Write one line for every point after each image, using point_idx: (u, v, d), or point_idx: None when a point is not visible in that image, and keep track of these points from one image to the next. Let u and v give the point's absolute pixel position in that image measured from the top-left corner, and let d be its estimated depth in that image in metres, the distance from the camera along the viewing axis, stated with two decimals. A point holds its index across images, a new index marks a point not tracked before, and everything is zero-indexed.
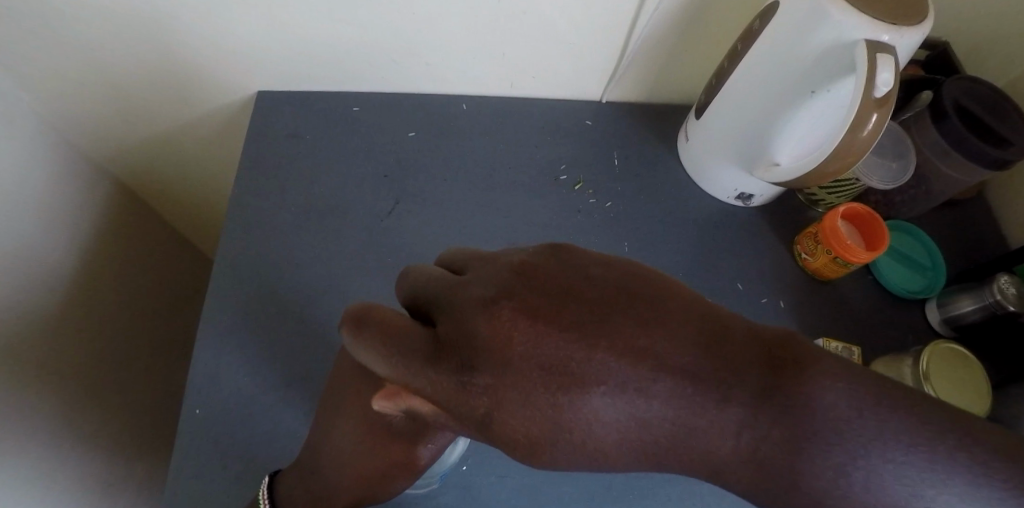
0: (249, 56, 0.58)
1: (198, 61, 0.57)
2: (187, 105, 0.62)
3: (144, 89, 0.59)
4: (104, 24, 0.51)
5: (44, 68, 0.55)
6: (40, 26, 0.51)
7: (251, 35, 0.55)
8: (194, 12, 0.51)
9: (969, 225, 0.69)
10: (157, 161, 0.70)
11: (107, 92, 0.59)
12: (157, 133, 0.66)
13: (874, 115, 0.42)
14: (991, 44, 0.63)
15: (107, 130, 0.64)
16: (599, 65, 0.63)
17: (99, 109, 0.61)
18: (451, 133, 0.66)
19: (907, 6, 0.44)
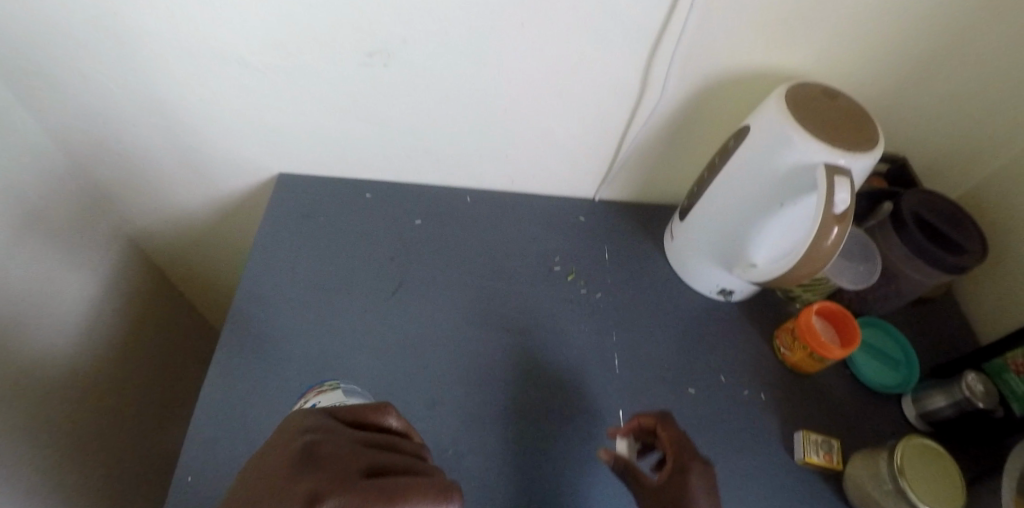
0: (276, 136, 0.66)
1: (230, 135, 0.65)
2: (220, 174, 0.71)
3: (181, 157, 0.68)
4: (153, 96, 0.60)
5: (91, 129, 0.64)
6: (98, 91, 0.59)
7: (285, 122, 0.64)
8: (234, 96, 0.60)
9: (940, 323, 0.73)
10: (181, 220, 0.78)
11: (144, 156, 0.68)
12: (186, 193, 0.74)
13: (836, 229, 0.46)
14: (945, 160, 0.71)
15: (137, 187, 0.72)
16: (593, 167, 0.70)
17: (128, 165, 0.69)
18: (454, 222, 0.71)
19: (860, 135, 0.50)
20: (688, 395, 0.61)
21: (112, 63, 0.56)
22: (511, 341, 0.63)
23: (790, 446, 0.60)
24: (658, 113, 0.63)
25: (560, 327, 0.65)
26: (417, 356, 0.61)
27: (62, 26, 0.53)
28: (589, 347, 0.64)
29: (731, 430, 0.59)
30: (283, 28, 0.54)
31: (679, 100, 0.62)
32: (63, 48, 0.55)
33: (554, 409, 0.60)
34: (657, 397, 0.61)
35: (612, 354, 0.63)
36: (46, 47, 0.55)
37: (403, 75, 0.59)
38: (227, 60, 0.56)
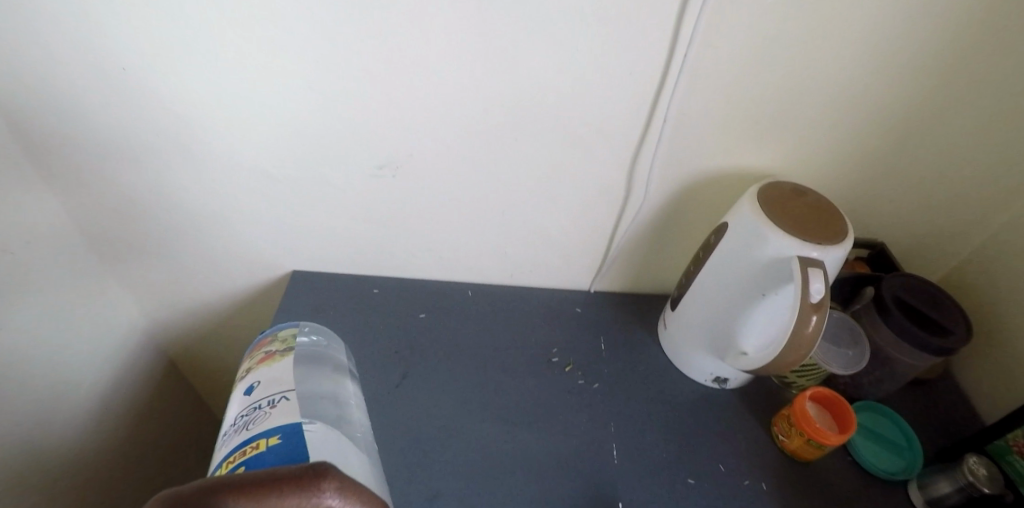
0: (289, 233, 0.71)
1: (244, 230, 0.70)
2: (235, 270, 0.76)
3: (198, 252, 0.73)
4: (185, 202, 0.67)
5: (116, 225, 0.69)
6: (126, 191, 0.65)
7: (299, 220, 0.70)
8: (251, 194, 0.66)
9: (940, 405, 0.73)
10: (195, 315, 0.83)
11: (163, 249, 0.73)
12: (202, 290, 0.79)
13: (814, 318, 0.49)
14: (920, 247, 0.75)
15: (159, 285, 0.77)
16: (586, 260, 0.75)
17: (153, 264, 0.74)
18: (455, 315, 0.75)
19: (830, 229, 0.54)
20: (689, 486, 0.61)
21: (152, 174, 0.64)
22: (511, 431, 0.64)
23: None
24: (645, 211, 0.69)
25: (560, 417, 0.66)
26: (418, 448, 0.62)
27: (113, 145, 0.61)
28: (589, 437, 0.64)
29: None
30: (298, 138, 0.61)
31: (663, 200, 0.68)
32: (111, 163, 0.63)
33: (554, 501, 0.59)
34: (658, 488, 0.61)
35: (611, 445, 0.64)
36: (97, 162, 0.62)
37: (409, 183, 0.66)
38: (254, 172, 0.64)
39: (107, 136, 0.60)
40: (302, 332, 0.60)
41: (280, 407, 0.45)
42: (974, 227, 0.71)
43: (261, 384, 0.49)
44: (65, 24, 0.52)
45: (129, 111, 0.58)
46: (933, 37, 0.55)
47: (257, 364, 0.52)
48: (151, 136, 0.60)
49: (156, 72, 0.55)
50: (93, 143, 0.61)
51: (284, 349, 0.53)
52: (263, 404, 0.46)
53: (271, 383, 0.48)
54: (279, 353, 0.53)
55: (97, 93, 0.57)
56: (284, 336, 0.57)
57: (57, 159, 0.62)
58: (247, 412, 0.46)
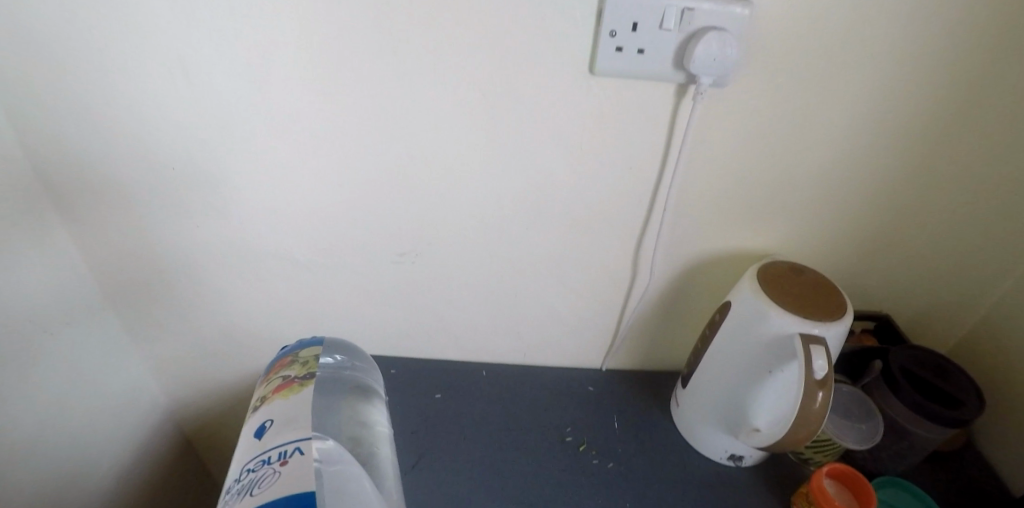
0: (311, 315, 0.75)
1: (269, 310, 0.75)
2: (257, 349, 0.79)
3: (223, 332, 0.77)
4: (217, 288, 0.72)
5: (147, 307, 0.74)
6: (161, 273, 0.70)
7: (321, 302, 0.74)
8: (277, 276, 0.71)
9: (965, 481, 0.72)
10: (216, 397, 0.86)
11: (190, 329, 0.77)
12: (225, 372, 0.82)
13: (820, 394, 0.51)
14: (925, 318, 0.77)
15: (185, 368, 0.81)
16: (597, 338, 0.77)
17: (182, 347, 0.78)
18: (470, 394, 0.77)
19: (830, 306, 0.57)
20: None
21: (189, 262, 0.70)
22: None
23: None
24: (652, 290, 0.72)
25: (575, 497, 0.66)
26: None
27: (155, 237, 0.67)
28: None
29: None
30: (323, 226, 0.67)
31: (669, 279, 0.71)
32: (152, 253, 0.68)
33: None
34: None
35: None
36: (141, 252, 0.68)
37: (426, 269, 0.70)
38: (284, 260, 0.70)
39: (151, 229, 0.66)
40: (325, 353, 0.61)
41: (290, 464, 0.44)
42: (975, 298, 0.73)
43: (274, 428, 0.49)
44: (127, 134, 0.59)
45: (175, 207, 0.65)
46: (907, 126, 0.60)
47: (273, 394, 0.53)
48: (192, 229, 0.67)
49: (203, 174, 0.62)
50: (139, 235, 0.67)
51: (301, 377, 0.54)
52: (271, 457, 0.46)
53: (284, 428, 0.48)
54: (297, 382, 0.53)
55: (148, 192, 0.63)
56: (305, 357, 0.58)
57: (104, 249, 0.68)
58: (256, 466, 0.45)
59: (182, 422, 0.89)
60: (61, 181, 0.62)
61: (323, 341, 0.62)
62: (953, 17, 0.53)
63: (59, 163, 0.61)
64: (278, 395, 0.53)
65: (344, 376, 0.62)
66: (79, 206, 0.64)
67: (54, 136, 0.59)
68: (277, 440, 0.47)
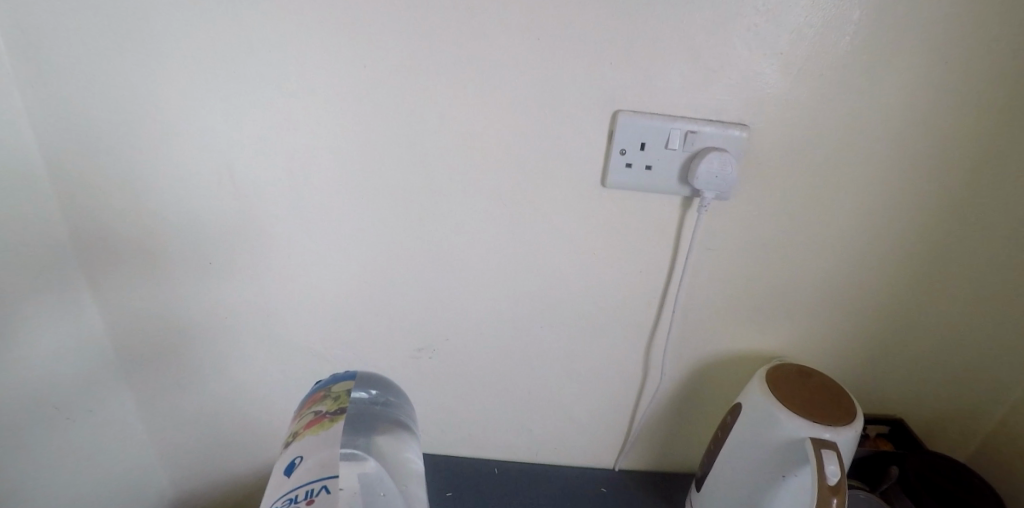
0: None
1: (287, 401, 0.76)
2: (271, 442, 0.79)
3: (238, 421, 0.78)
4: (238, 378, 0.74)
5: (163, 397, 0.74)
6: (183, 363, 0.72)
7: None
8: (298, 367, 0.73)
9: None
10: (223, 493, 0.85)
11: (204, 419, 0.77)
12: (236, 464, 0.81)
13: (835, 500, 0.50)
14: (938, 421, 0.77)
15: (196, 462, 0.81)
16: (610, 437, 0.77)
17: (195, 439, 0.79)
18: (482, 493, 0.76)
19: (838, 409, 0.58)
20: None
21: (215, 353, 0.72)
22: None
23: None
24: (663, 389, 0.73)
25: None
26: None
27: (186, 328, 0.70)
28: None
29: None
30: (348, 319, 0.70)
31: (679, 379, 0.72)
32: (181, 344, 0.71)
33: None
34: None
35: None
36: (170, 344, 0.71)
37: (444, 363, 0.72)
38: (306, 351, 0.72)
39: (183, 321, 0.70)
40: (359, 387, 0.52)
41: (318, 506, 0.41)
42: (987, 402, 0.74)
43: (302, 465, 0.44)
44: (173, 233, 0.64)
45: (209, 300, 0.68)
46: (900, 237, 0.64)
47: (302, 430, 0.47)
48: (222, 320, 0.70)
49: (239, 267, 0.66)
50: (171, 327, 0.70)
51: (333, 412, 0.48)
52: (298, 496, 0.42)
53: (311, 466, 0.44)
54: (328, 417, 0.47)
55: (186, 286, 0.67)
56: (338, 391, 0.50)
57: (133, 339, 0.70)
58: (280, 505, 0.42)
59: None
60: (102, 274, 0.66)
61: (357, 375, 0.53)
62: (931, 142, 0.59)
63: (103, 257, 0.65)
64: (306, 430, 0.47)
65: (376, 412, 0.51)
66: (117, 298, 0.68)
67: (102, 232, 0.64)
68: (302, 480, 0.43)
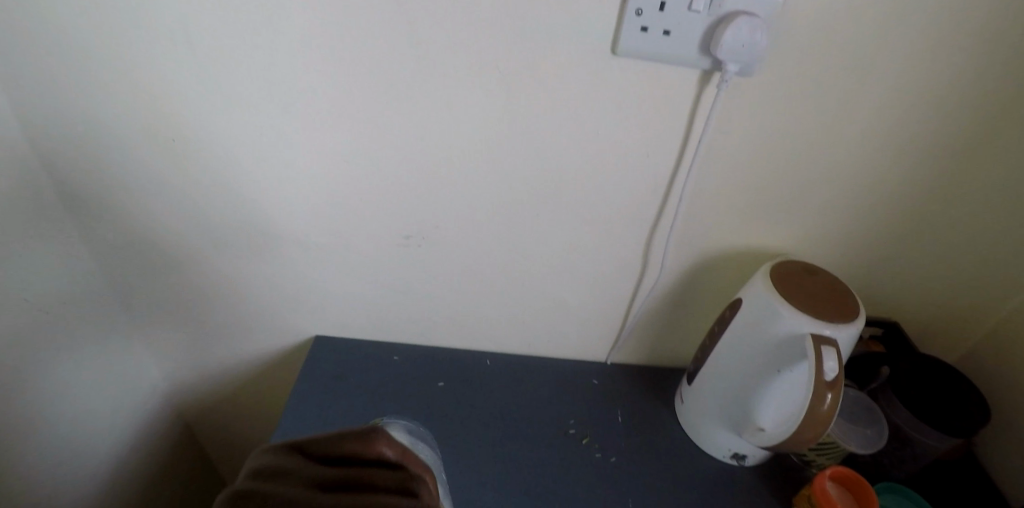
0: (317, 297, 0.75)
1: (273, 292, 0.74)
2: (260, 332, 0.79)
3: (224, 312, 0.76)
4: (220, 269, 0.71)
5: (143, 283, 0.72)
6: (161, 250, 0.69)
7: (326, 284, 0.73)
8: (282, 256, 0.70)
9: (966, 488, 0.71)
10: (216, 382, 0.85)
11: (189, 308, 0.75)
12: (228, 354, 0.81)
13: (829, 394, 0.50)
14: (936, 325, 0.76)
15: (183, 351, 0.80)
16: (604, 332, 0.77)
17: (182, 327, 0.78)
18: (473, 382, 0.77)
19: (842, 307, 0.56)
20: None
21: (192, 242, 0.69)
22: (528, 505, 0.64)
23: None
24: (660, 285, 0.71)
25: (576, 491, 0.66)
26: None
27: (159, 216, 0.66)
28: None
29: None
30: (332, 209, 0.66)
31: (679, 274, 0.70)
32: (156, 234, 0.68)
33: None
34: None
35: None
36: (145, 232, 0.68)
37: (433, 253, 0.69)
38: (289, 241, 0.69)
39: (156, 208, 0.66)
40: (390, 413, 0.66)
41: None
42: (989, 307, 0.72)
43: None
44: (133, 111, 0.58)
45: (180, 187, 0.64)
46: (931, 128, 0.59)
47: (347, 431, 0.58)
48: (196, 209, 0.66)
49: (210, 148, 0.61)
50: (143, 215, 0.66)
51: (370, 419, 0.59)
52: None
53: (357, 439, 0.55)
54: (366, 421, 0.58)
55: (153, 171, 0.63)
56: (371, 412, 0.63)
57: (102, 223, 0.67)
58: None
59: (181, 407, 0.88)
60: (60, 152, 0.61)
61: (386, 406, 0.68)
62: (987, 17, 0.52)
63: (57, 132, 0.60)
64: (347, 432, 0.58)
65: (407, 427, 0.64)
66: (81, 184, 0.63)
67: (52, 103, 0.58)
68: None
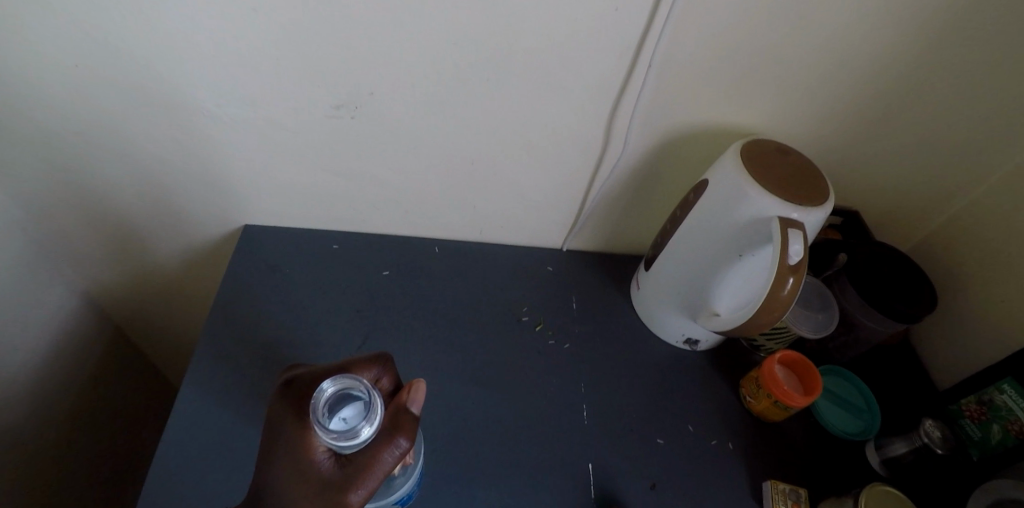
0: (242, 185, 0.66)
1: (190, 181, 0.65)
2: (180, 225, 0.70)
3: (134, 204, 0.67)
4: (121, 153, 0.61)
5: (26, 172, 0.62)
6: (44, 132, 0.58)
7: (252, 168, 0.64)
8: (195, 138, 0.60)
9: (899, 367, 0.75)
10: (140, 281, 0.77)
11: (91, 200, 0.66)
12: (147, 251, 0.73)
13: (790, 280, 0.48)
14: (896, 212, 0.74)
15: (97, 249, 0.71)
16: (560, 218, 0.72)
17: (87, 223, 0.68)
18: (422, 272, 0.72)
19: (812, 190, 0.52)
20: (657, 446, 0.62)
21: (75, 117, 0.57)
22: (478, 394, 0.63)
23: (758, 495, 0.60)
24: (621, 168, 0.66)
25: (529, 379, 0.65)
26: None
27: (30, 90, 0.55)
28: (557, 400, 0.64)
29: (695, 485, 0.60)
30: (246, 79, 0.55)
31: (642, 153, 0.65)
32: (31, 111, 0.56)
33: (519, 459, 0.59)
34: (620, 447, 0.61)
35: (581, 405, 0.63)
36: (17, 109, 0.56)
37: (368, 127, 0.60)
38: (201, 119, 0.58)
39: (24, 80, 0.54)
40: None
41: None
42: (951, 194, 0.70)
43: None
44: None
45: (48, 54, 0.52)
46: None
47: None
48: (72, 78, 0.54)
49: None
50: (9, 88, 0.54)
51: None
52: None
53: None
54: None
55: (8, 32, 0.50)
56: None
57: None
58: None
59: None
60: None
61: None
62: None
63: None
64: None
65: None
66: None
67: None
68: None
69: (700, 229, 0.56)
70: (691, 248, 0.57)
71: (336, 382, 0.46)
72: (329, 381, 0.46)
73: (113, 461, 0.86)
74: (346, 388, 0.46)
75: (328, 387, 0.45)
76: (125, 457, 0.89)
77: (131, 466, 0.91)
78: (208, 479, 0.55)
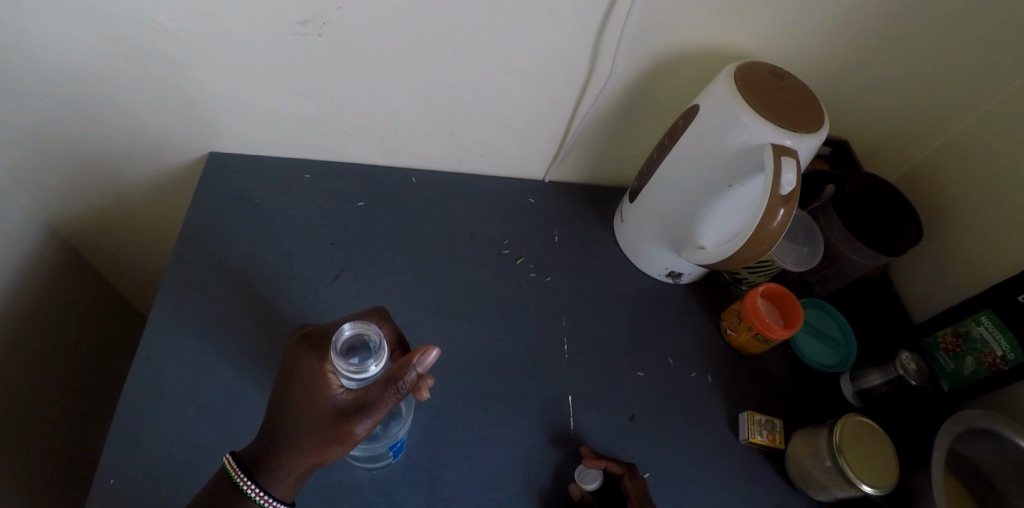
0: (201, 112, 0.61)
1: (144, 108, 0.59)
2: (137, 156, 0.65)
3: (83, 133, 0.61)
4: (64, 74, 0.55)
5: None
6: None
7: (212, 93, 0.59)
8: (144, 57, 0.54)
9: (877, 300, 0.75)
10: (100, 212, 0.73)
11: (34, 129, 0.60)
12: (102, 184, 0.68)
13: (782, 211, 0.46)
14: (887, 142, 0.72)
15: (48, 180, 0.66)
16: (543, 147, 0.69)
17: (34, 154, 0.63)
18: (399, 202, 0.69)
19: (807, 115, 0.50)
20: (637, 379, 0.62)
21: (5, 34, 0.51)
22: (459, 328, 0.61)
23: (734, 425, 0.61)
24: (607, 93, 0.62)
25: (510, 313, 0.63)
26: None
27: None
28: (539, 334, 0.63)
29: (673, 414, 0.60)
30: None
31: (630, 77, 0.61)
32: None
33: (501, 393, 0.59)
34: (602, 380, 0.61)
35: (562, 339, 0.63)
36: None
37: (339, 45, 0.55)
38: (152, 33, 0.52)
39: None
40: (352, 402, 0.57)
41: None
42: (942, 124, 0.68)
43: None
44: None
45: None
46: None
47: None
48: None
49: None
50: None
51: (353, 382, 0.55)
52: None
53: None
54: None
55: None
56: None
57: None
58: None
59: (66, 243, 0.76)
60: None
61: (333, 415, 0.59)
62: None
63: None
64: None
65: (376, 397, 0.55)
66: None
67: None
68: None
69: (687, 158, 0.53)
70: (676, 178, 0.55)
71: (359, 325, 0.42)
72: (349, 324, 0.42)
73: (85, 397, 0.84)
74: (362, 332, 0.42)
75: (348, 329, 0.42)
76: (98, 394, 0.87)
77: (104, 402, 0.89)
78: (180, 415, 0.54)
